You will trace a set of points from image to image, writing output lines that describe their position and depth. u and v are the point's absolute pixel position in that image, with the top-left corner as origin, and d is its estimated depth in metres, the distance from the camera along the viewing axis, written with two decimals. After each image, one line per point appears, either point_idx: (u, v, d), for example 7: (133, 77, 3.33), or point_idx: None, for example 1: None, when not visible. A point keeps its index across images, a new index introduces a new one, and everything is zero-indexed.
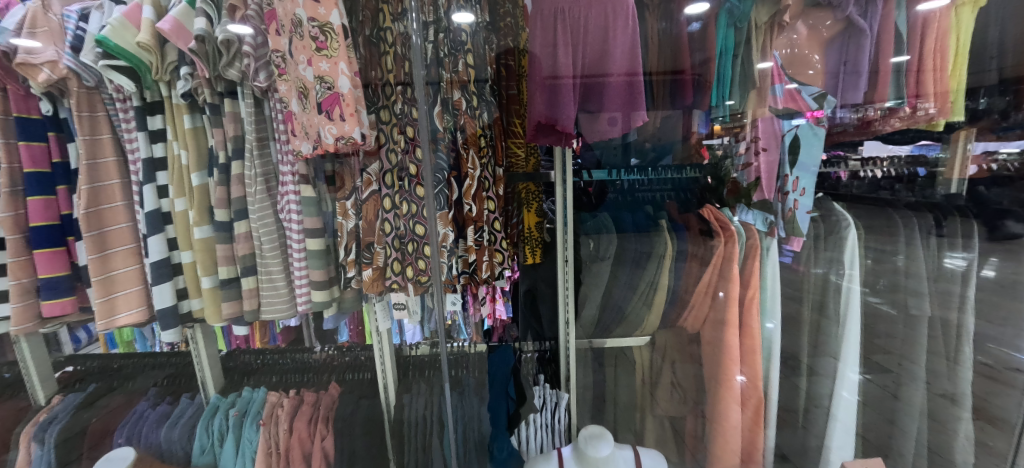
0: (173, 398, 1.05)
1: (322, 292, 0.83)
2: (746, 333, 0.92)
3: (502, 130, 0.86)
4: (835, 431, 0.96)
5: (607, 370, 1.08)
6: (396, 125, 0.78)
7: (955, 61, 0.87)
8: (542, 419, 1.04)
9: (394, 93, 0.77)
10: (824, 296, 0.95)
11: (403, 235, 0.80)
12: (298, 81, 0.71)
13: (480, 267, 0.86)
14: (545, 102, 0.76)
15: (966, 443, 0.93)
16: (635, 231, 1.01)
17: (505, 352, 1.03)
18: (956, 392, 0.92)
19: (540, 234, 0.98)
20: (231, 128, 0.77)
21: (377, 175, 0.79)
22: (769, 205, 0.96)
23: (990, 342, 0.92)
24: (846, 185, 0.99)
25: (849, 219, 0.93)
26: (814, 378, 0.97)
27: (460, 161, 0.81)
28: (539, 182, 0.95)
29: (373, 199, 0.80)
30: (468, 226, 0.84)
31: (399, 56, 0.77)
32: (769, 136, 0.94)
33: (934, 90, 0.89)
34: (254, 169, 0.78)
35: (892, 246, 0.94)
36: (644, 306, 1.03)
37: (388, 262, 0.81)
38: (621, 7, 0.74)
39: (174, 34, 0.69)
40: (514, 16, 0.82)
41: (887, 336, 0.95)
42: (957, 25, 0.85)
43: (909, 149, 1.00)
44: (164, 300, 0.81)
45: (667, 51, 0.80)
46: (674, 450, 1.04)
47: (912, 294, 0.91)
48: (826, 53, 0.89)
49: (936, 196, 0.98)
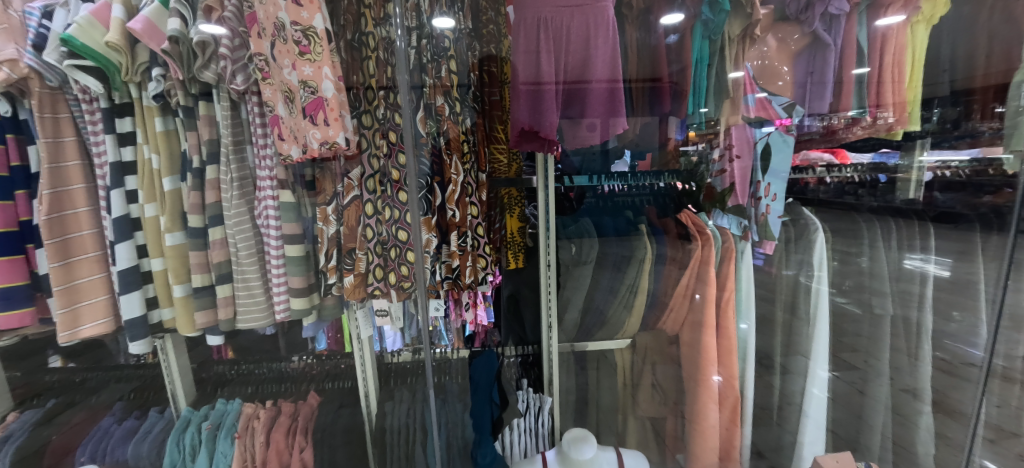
0: (140, 413, 1.00)
1: (302, 300, 0.81)
2: (722, 333, 0.93)
3: (485, 136, 0.87)
4: (808, 427, 1.00)
5: (589, 373, 1.12)
6: (379, 130, 0.78)
7: (912, 73, 0.92)
8: (525, 424, 1.06)
9: (376, 97, 0.77)
10: (795, 297, 0.98)
11: (385, 241, 0.79)
12: (282, 85, 0.70)
13: (463, 272, 0.86)
14: (529, 110, 0.78)
15: (926, 435, 0.99)
16: (615, 235, 1.04)
17: (488, 356, 1.05)
18: (916, 386, 0.98)
19: (523, 238, 1.00)
20: (206, 131, 0.74)
21: (359, 180, 0.79)
22: (743, 210, 0.99)
23: (947, 339, 0.98)
24: (813, 189, 1.02)
25: (817, 223, 0.96)
26: (787, 376, 1.01)
27: (442, 168, 0.81)
28: (521, 187, 0.97)
29: (354, 204, 0.79)
30: (451, 232, 0.84)
31: (381, 61, 0.77)
32: (742, 143, 0.97)
33: (892, 100, 0.94)
34: (229, 174, 0.76)
35: (858, 248, 0.98)
36: (624, 309, 1.06)
37: (370, 268, 0.81)
38: (602, 17, 0.76)
39: (145, 34, 0.66)
40: (497, 23, 0.83)
41: (854, 334, 1.00)
42: (912, 40, 0.90)
43: (870, 157, 1.05)
44: (133, 310, 0.77)
45: (645, 61, 0.83)
46: (655, 450, 1.06)
47: (876, 294, 0.97)
48: (795, 65, 0.93)
49: (896, 202, 1.03)
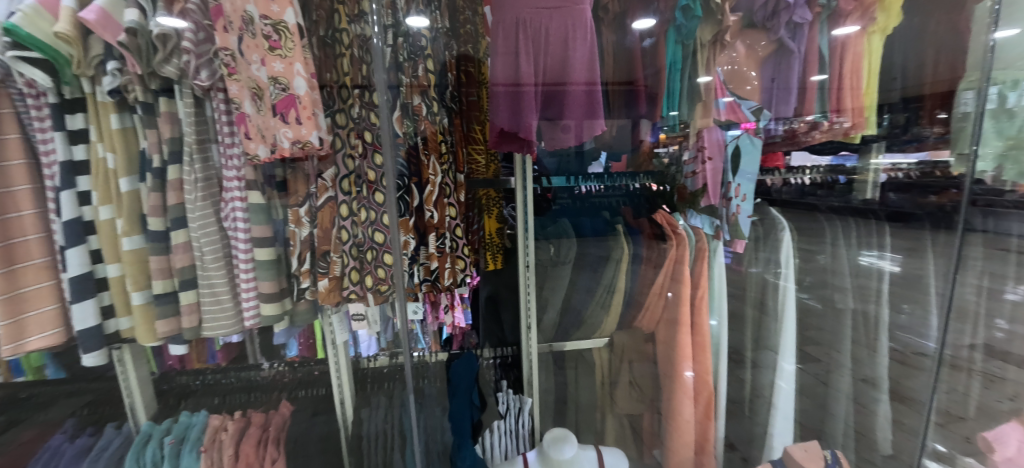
0: (95, 429, 0.94)
1: (273, 306, 0.78)
2: (696, 331, 0.95)
3: (462, 136, 0.89)
4: (777, 419, 1.03)
5: (567, 372, 1.14)
6: (353, 129, 0.76)
7: (868, 80, 0.97)
8: (506, 425, 1.05)
9: (351, 96, 0.75)
10: (763, 294, 1.02)
11: (361, 243, 0.77)
12: (250, 81, 0.65)
13: (442, 275, 0.86)
14: (507, 111, 0.78)
15: (885, 422, 1.06)
16: (594, 235, 1.05)
17: (468, 358, 1.06)
18: (875, 376, 1.04)
19: (501, 240, 1.03)
20: (167, 129, 0.70)
21: (333, 181, 0.76)
22: (715, 211, 1.00)
23: (900, 330, 1.05)
24: (777, 190, 1.06)
25: (785, 223, 1.00)
26: (757, 370, 1.05)
27: (420, 168, 0.81)
28: (499, 188, 1.00)
29: (328, 206, 0.77)
30: (429, 234, 0.83)
31: (356, 58, 0.75)
32: (712, 145, 0.99)
33: (851, 105, 0.98)
34: (193, 175, 0.72)
35: (819, 245, 1.04)
36: (601, 309, 1.07)
37: (345, 272, 0.78)
38: (581, 19, 0.76)
39: (99, 25, 0.62)
40: (474, 23, 0.83)
41: (818, 328, 1.07)
42: (869, 49, 0.95)
43: (829, 160, 1.09)
44: (87, 320, 0.73)
45: (622, 63, 0.84)
46: (633, 447, 1.07)
47: (838, 289, 1.03)
48: (762, 70, 0.96)
49: (855, 202, 1.08)
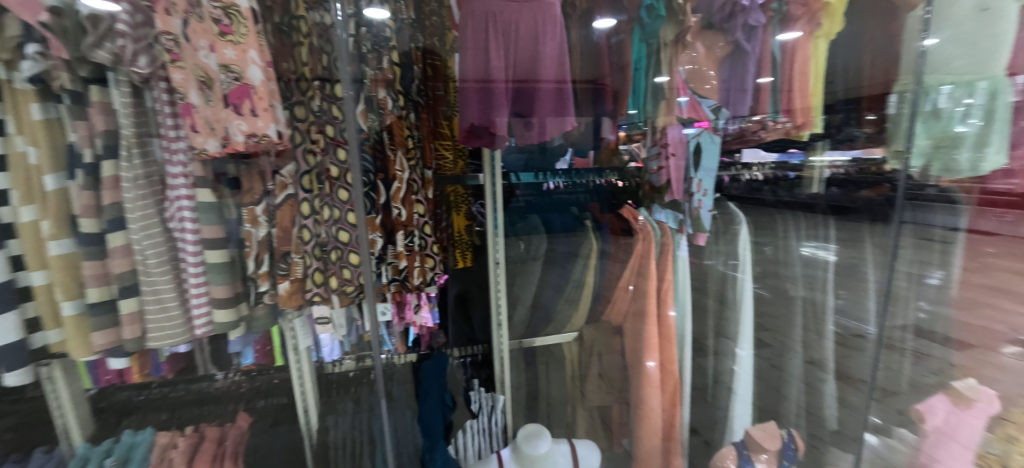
0: (20, 455, 0.82)
1: (227, 312, 0.72)
2: (661, 322, 0.95)
3: (430, 131, 0.88)
4: (736, 402, 1.10)
5: (538, 367, 1.16)
6: (314, 123, 0.72)
7: (814, 82, 1.01)
8: (478, 424, 1.08)
9: (311, 88, 0.72)
10: (723, 287, 1.06)
11: (325, 243, 0.75)
12: (197, 69, 0.60)
13: (410, 274, 0.86)
14: (478, 107, 0.78)
15: (830, 400, 1.16)
16: (563, 231, 1.07)
17: (439, 358, 1.04)
18: (820, 358, 1.13)
19: (470, 237, 1.04)
20: (100, 121, 0.63)
21: (293, 178, 0.73)
22: (678, 205, 1.02)
23: (842, 315, 1.14)
24: (728, 186, 1.11)
25: (742, 218, 1.05)
26: (718, 357, 1.10)
27: (387, 164, 0.80)
28: (467, 184, 1.01)
29: (288, 204, 0.74)
30: (397, 231, 0.82)
31: (315, 48, 0.72)
32: (676, 143, 1.01)
33: (800, 106, 1.02)
34: (132, 172, 0.64)
35: (770, 236, 1.09)
36: (569, 305, 1.08)
37: (308, 273, 0.75)
38: (551, 13, 0.76)
39: (16, 3, 0.55)
40: (440, 16, 0.80)
41: (771, 317, 1.13)
42: (815, 54, 0.98)
43: (776, 156, 1.16)
44: (7, 334, 0.65)
45: (589, 60, 0.84)
46: (604, 439, 1.08)
47: (789, 279, 1.10)
48: (720, 70, 0.99)
49: (803, 196, 1.15)
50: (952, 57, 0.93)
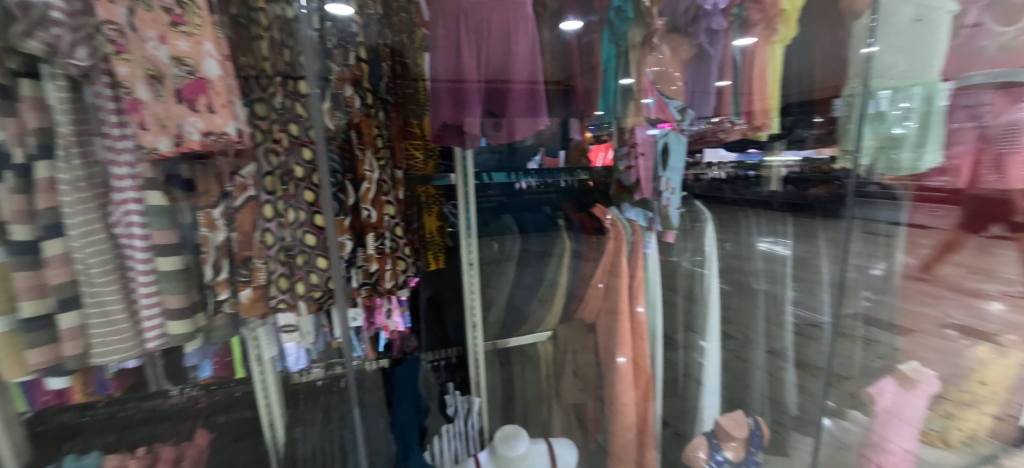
0: None
1: (183, 323, 0.65)
2: (633, 318, 0.96)
3: (400, 130, 0.85)
4: (706, 395, 1.13)
5: (513, 367, 1.16)
6: (277, 122, 0.69)
7: (772, 85, 1.06)
8: (454, 428, 1.10)
9: (272, 84, 0.69)
10: (690, 284, 1.09)
11: (290, 246, 0.72)
12: (146, 62, 0.54)
13: (382, 277, 0.84)
14: (450, 107, 0.77)
15: (790, 387, 1.22)
16: (535, 231, 1.08)
17: (412, 362, 1.03)
18: (780, 348, 1.19)
19: (442, 238, 1.03)
20: (32, 119, 0.54)
21: (254, 178, 0.69)
22: (648, 203, 1.00)
23: (802, 306, 1.20)
24: (691, 185, 1.13)
25: (708, 215, 1.08)
26: (688, 351, 1.13)
27: (355, 163, 0.77)
28: (438, 184, 0.99)
29: (249, 207, 0.70)
30: (367, 234, 0.80)
31: (276, 42, 0.68)
32: (645, 143, 1.00)
33: (759, 107, 1.07)
34: (71, 173, 0.55)
35: (732, 232, 1.13)
36: (542, 305, 1.08)
37: (271, 279, 0.72)
38: (522, 12, 0.76)
39: None
40: (409, 12, 0.79)
41: (735, 309, 1.17)
42: (772, 57, 1.03)
43: (735, 156, 1.21)
44: None
45: (559, 60, 0.86)
46: (579, 435, 1.09)
47: (750, 273, 1.16)
48: (684, 72, 1.02)
49: (762, 193, 1.22)
50: (895, 63, 1.01)
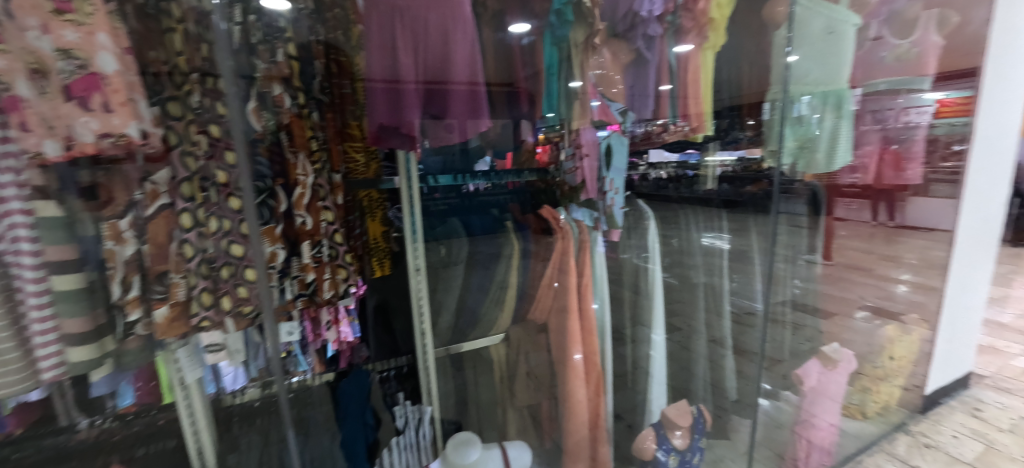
0: None
1: (87, 348, 0.58)
2: (582, 315, 0.99)
3: (337, 132, 0.81)
4: (653, 384, 1.18)
5: (466, 372, 1.11)
6: (194, 122, 0.62)
7: (705, 91, 1.13)
8: (405, 440, 1.03)
9: (187, 81, 0.62)
10: (636, 278, 1.12)
11: (213, 259, 0.66)
12: (25, 53, 0.47)
13: (320, 287, 0.80)
14: (386, 109, 0.74)
15: (730, 373, 1.29)
16: (482, 233, 1.04)
17: (358, 374, 0.97)
18: (720, 336, 1.26)
19: (387, 243, 0.99)
20: None
21: (167, 185, 0.61)
22: (593, 203, 1.07)
23: (740, 296, 1.27)
24: (638, 184, 1.18)
25: (649, 213, 1.12)
26: (636, 344, 1.16)
27: (286, 167, 0.73)
28: (381, 188, 0.96)
29: (162, 216, 0.62)
30: (303, 241, 0.76)
31: (191, 36, 0.62)
32: (589, 144, 1.06)
33: (694, 111, 1.14)
34: None
35: (676, 229, 1.16)
36: (495, 306, 1.04)
37: (192, 295, 0.65)
38: (460, 11, 0.74)
39: None
40: (343, 8, 0.73)
41: (679, 301, 1.21)
42: (704, 64, 1.10)
43: (678, 157, 1.28)
44: None
45: (502, 62, 0.84)
46: (534, 436, 1.09)
47: (691, 267, 1.20)
48: (625, 76, 1.05)
49: (700, 192, 1.27)
50: (810, 70, 1.17)
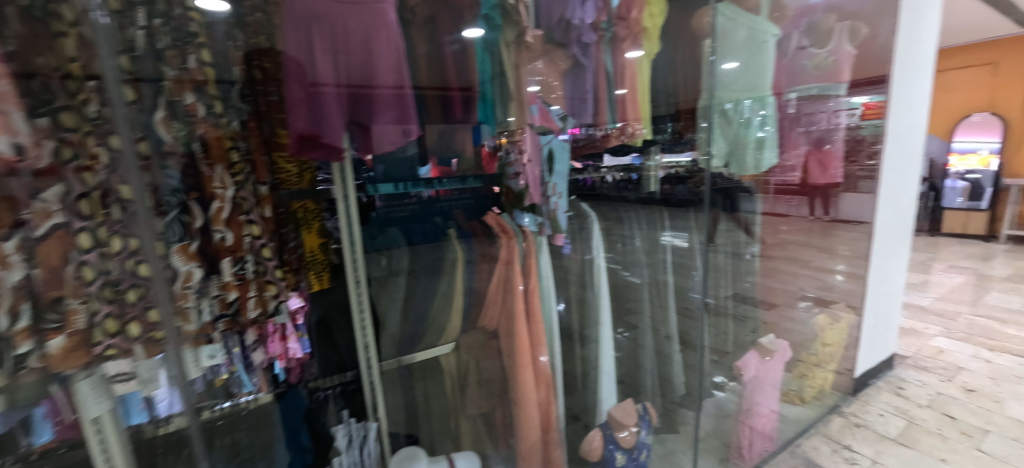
0: None
1: None
2: (531, 319, 1.01)
3: (261, 141, 0.76)
4: (603, 382, 1.21)
5: (416, 386, 1.08)
6: (90, 134, 0.58)
7: (642, 96, 1.16)
8: (349, 459, 0.99)
9: (83, 90, 0.57)
10: (582, 275, 1.14)
11: (116, 281, 0.62)
12: None
13: (245, 306, 0.76)
14: (306, 115, 0.71)
15: (678, 367, 1.34)
16: (424, 242, 1.01)
17: (295, 396, 0.92)
18: (667, 331, 1.30)
19: (326, 256, 0.93)
20: None
21: (59, 202, 0.55)
22: (537, 208, 1.07)
23: (686, 292, 1.32)
24: (596, 186, 1.26)
25: (593, 216, 1.15)
26: (586, 344, 1.17)
27: (202, 180, 0.68)
28: (319, 198, 0.90)
29: (57, 236, 0.55)
30: (223, 258, 0.71)
31: (86, 40, 0.57)
32: (533, 149, 1.07)
33: (633, 116, 1.17)
34: None
35: (620, 230, 1.21)
36: (445, 312, 1.03)
37: (94, 322, 0.60)
38: (382, 14, 0.72)
39: None
40: (264, 12, 0.71)
41: (629, 301, 1.25)
42: (640, 70, 1.14)
43: (629, 160, 1.32)
44: None
45: (435, 69, 0.84)
46: (489, 444, 1.10)
47: (636, 264, 1.25)
48: (564, 83, 1.07)
49: (645, 193, 1.33)
50: (736, 79, 1.24)
